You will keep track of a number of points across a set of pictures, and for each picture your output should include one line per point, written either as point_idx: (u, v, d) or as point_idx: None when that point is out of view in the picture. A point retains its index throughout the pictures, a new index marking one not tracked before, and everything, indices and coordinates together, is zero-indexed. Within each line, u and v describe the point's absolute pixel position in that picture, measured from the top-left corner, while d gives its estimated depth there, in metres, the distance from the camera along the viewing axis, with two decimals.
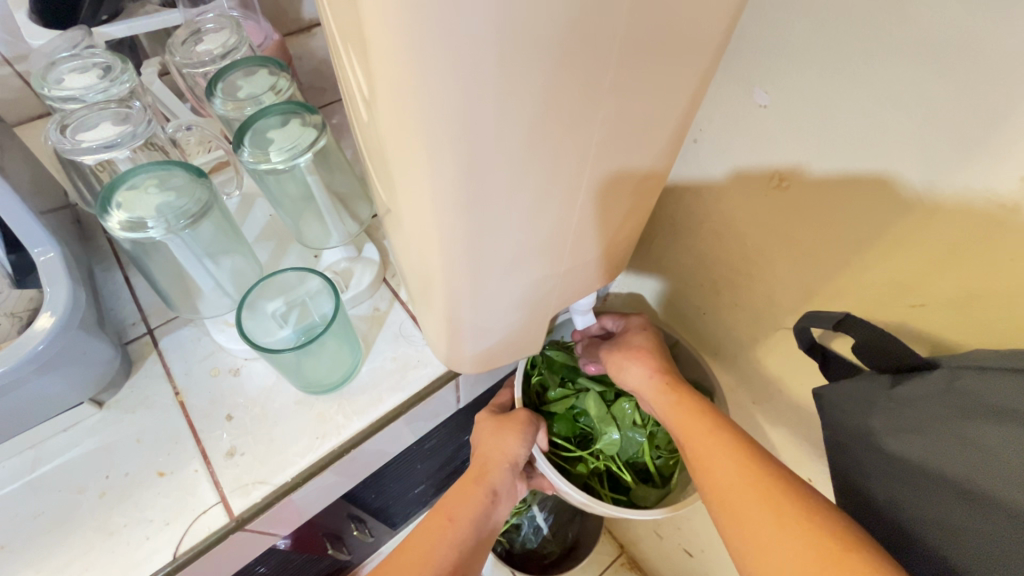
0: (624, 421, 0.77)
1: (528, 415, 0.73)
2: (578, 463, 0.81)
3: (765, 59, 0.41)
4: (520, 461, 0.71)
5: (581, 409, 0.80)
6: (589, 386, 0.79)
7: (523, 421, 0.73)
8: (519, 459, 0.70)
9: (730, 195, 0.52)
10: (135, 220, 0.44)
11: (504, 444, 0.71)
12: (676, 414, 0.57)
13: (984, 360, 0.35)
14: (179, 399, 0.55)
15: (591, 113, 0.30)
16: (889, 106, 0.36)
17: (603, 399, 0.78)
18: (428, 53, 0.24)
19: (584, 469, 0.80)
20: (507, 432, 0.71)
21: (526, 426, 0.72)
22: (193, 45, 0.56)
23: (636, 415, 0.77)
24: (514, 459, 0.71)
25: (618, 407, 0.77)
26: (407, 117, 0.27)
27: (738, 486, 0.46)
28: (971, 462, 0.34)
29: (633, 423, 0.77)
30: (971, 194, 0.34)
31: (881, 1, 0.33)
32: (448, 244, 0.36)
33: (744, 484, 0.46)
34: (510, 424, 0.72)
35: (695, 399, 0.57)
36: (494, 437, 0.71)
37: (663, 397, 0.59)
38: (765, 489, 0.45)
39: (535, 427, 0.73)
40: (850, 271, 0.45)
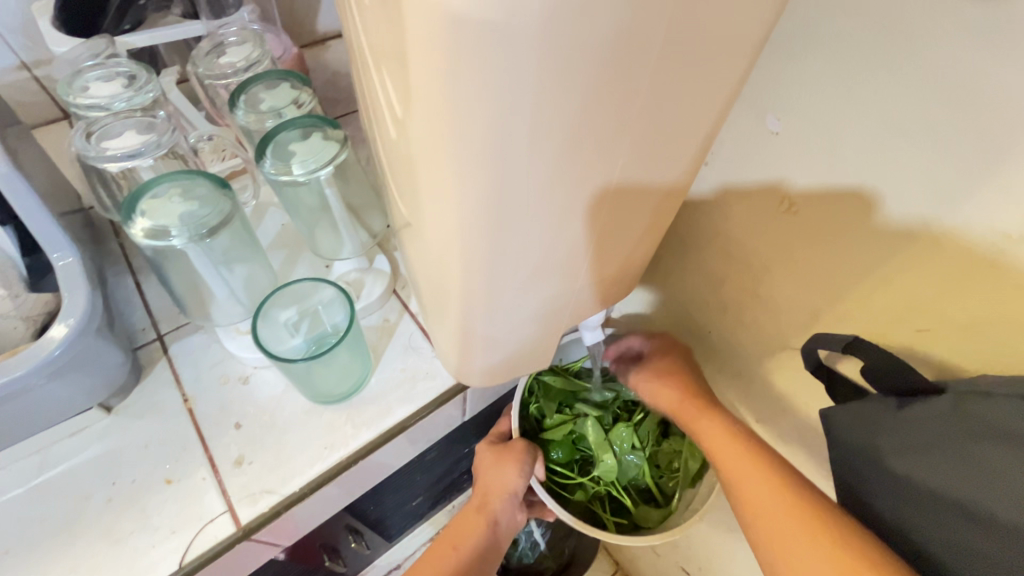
0: (621, 445, 0.78)
1: (524, 445, 0.72)
2: (579, 489, 0.81)
3: (779, 88, 0.42)
4: (521, 492, 0.71)
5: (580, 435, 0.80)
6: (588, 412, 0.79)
7: (522, 450, 0.72)
8: (518, 491, 0.71)
9: (740, 216, 0.53)
10: (159, 228, 0.45)
11: (504, 474, 0.71)
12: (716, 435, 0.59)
13: (991, 386, 0.36)
14: (188, 406, 0.55)
15: (616, 137, 0.31)
16: (899, 138, 0.37)
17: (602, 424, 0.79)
18: (464, 79, 0.25)
19: (583, 495, 0.80)
20: (507, 463, 0.71)
21: (523, 456, 0.72)
22: (215, 57, 0.57)
23: (634, 438, 0.78)
24: (514, 490, 0.71)
25: (616, 432, 0.78)
26: (440, 137, 0.28)
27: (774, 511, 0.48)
28: (980, 484, 0.35)
29: (631, 447, 0.78)
30: (979, 223, 0.35)
31: (892, 38, 0.34)
32: (470, 260, 0.37)
33: (777, 508, 0.48)
34: (509, 455, 0.71)
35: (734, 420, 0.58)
36: (494, 467, 0.72)
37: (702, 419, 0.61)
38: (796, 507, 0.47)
39: (531, 458, 0.72)
40: (857, 295, 0.46)
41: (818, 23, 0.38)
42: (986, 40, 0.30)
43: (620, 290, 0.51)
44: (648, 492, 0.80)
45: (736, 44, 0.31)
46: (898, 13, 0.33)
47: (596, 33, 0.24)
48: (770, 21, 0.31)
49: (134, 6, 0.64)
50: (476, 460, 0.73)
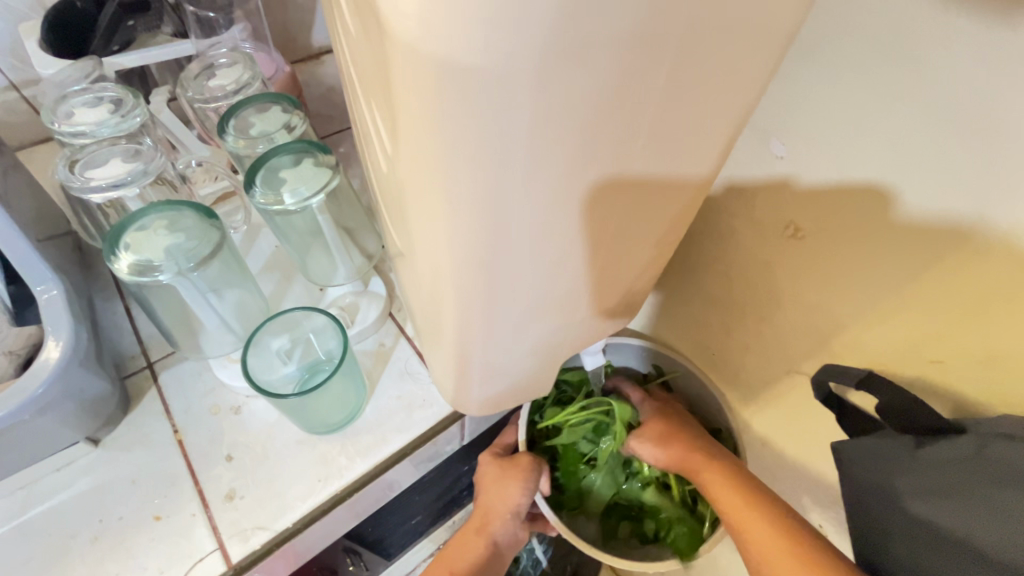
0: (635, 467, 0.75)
1: (529, 461, 0.70)
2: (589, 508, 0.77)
3: (783, 113, 0.41)
4: (522, 510, 0.69)
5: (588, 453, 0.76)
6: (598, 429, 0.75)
7: (525, 467, 0.69)
8: (521, 509, 0.69)
9: (743, 240, 0.51)
10: (143, 263, 0.43)
11: (506, 492, 0.68)
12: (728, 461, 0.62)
13: (1015, 429, 0.35)
14: (178, 437, 0.54)
15: (616, 172, 0.30)
16: (909, 168, 0.35)
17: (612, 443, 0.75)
18: (454, 121, 0.23)
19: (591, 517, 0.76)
20: (511, 480, 0.68)
21: (528, 473, 0.69)
22: (204, 79, 0.56)
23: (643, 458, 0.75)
24: (516, 508, 0.69)
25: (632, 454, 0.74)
26: (431, 177, 0.26)
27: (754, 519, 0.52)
28: (1001, 530, 0.33)
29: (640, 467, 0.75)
30: (992, 256, 0.34)
31: (901, 67, 0.33)
32: (465, 296, 0.35)
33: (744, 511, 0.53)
34: (511, 472, 0.69)
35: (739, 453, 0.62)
36: (496, 484, 0.69)
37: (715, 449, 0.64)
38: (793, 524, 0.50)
39: (537, 475, 0.69)
40: (866, 323, 0.44)
41: (824, 51, 0.36)
42: (1003, 72, 0.29)
43: (622, 318, 0.50)
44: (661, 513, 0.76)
45: (740, 87, 0.29)
46: (909, 44, 0.32)
47: (594, 76, 0.23)
48: (776, 60, 0.29)
49: (122, 27, 0.62)
50: (478, 475, 0.70)
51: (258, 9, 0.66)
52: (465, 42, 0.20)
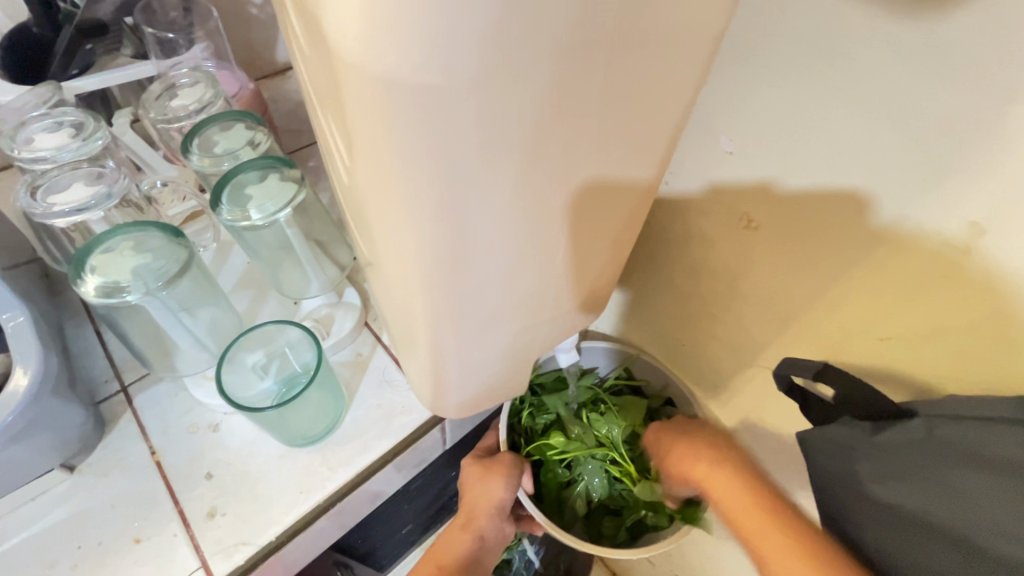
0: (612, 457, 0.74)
1: (512, 459, 0.70)
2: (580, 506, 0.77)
3: (728, 112, 0.43)
4: (508, 505, 0.69)
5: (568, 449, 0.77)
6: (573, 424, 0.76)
7: (509, 464, 0.70)
8: (507, 504, 0.69)
9: (702, 233, 0.53)
10: (110, 285, 0.44)
11: (490, 489, 0.69)
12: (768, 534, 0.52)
13: (956, 409, 0.37)
14: (156, 459, 0.54)
15: (567, 172, 0.31)
16: (844, 157, 0.37)
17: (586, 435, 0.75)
18: (404, 134, 0.25)
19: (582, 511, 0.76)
20: (494, 477, 0.69)
21: (511, 471, 0.70)
22: (167, 100, 0.56)
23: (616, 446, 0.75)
24: (501, 503, 0.69)
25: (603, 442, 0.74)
26: (387, 186, 0.28)
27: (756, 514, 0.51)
28: (954, 507, 0.36)
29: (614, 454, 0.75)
30: (926, 234, 0.36)
31: (829, 64, 0.35)
32: (432, 301, 0.36)
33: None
34: (494, 469, 0.69)
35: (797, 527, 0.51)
36: (479, 482, 0.69)
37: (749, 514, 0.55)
38: None
39: (519, 472, 0.70)
40: (820, 307, 0.46)
41: (759, 52, 0.38)
42: (919, 65, 0.31)
43: (591, 314, 0.51)
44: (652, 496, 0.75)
45: (674, 92, 0.31)
46: (836, 42, 0.34)
47: (530, 88, 0.25)
48: (710, 61, 0.31)
49: (81, 51, 0.62)
50: (462, 475, 0.71)
51: (218, 27, 0.66)
52: (405, 59, 0.21)
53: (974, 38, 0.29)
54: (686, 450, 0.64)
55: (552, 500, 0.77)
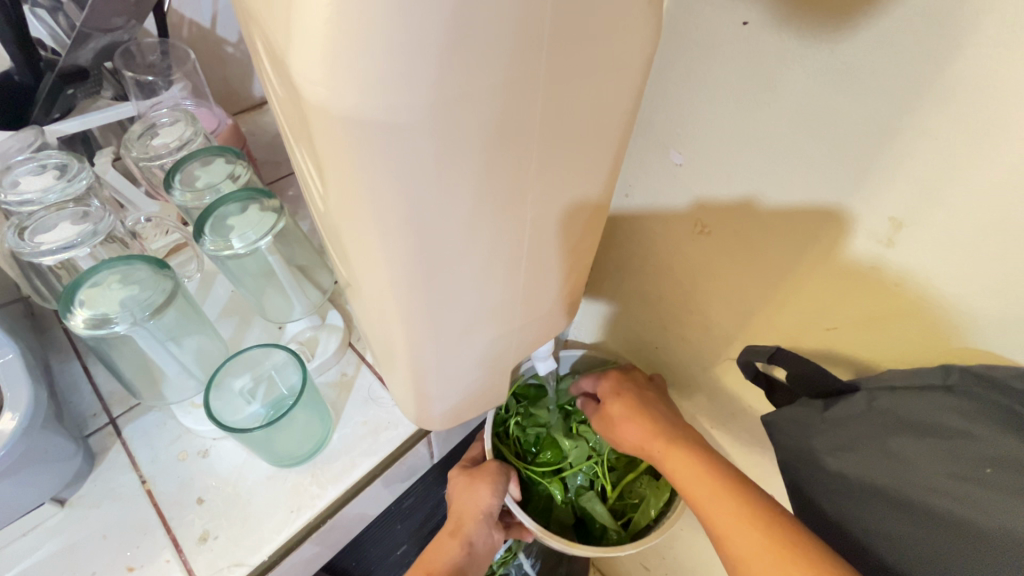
0: (603, 462, 0.79)
1: (496, 466, 0.73)
2: (567, 514, 0.80)
3: (673, 128, 0.46)
4: (495, 512, 0.71)
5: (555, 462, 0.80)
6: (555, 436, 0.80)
7: (494, 471, 0.72)
8: (494, 510, 0.70)
9: (663, 241, 0.56)
10: (99, 317, 0.45)
11: (476, 497, 0.70)
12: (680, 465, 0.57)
13: (894, 380, 0.41)
14: (146, 487, 0.55)
15: (521, 191, 0.34)
16: (778, 163, 0.41)
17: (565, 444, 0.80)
18: (366, 163, 0.27)
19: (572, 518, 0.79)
20: (481, 482, 0.71)
21: (496, 477, 0.72)
22: (148, 139, 0.59)
23: (593, 448, 0.80)
24: (488, 510, 0.70)
25: (584, 448, 0.79)
26: (356, 210, 0.30)
27: (725, 510, 0.50)
28: (900, 473, 0.39)
29: (591, 457, 0.79)
30: (855, 231, 0.40)
31: (756, 81, 0.38)
32: (406, 316, 0.39)
33: (714, 482, 0.52)
34: (481, 476, 0.71)
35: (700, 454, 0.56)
36: (466, 491, 0.71)
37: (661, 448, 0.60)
38: (759, 524, 0.46)
39: (505, 478, 0.72)
40: (774, 303, 0.50)
41: (695, 74, 0.42)
42: (831, 79, 0.35)
43: (563, 322, 0.54)
44: (638, 501, 0.78)
45: (614, 114, 0.34)
46: (759, 62, 0.37)
47: (480, 120, 0.28)
48: (644, 85, 0.34)
49: (63, 96, 0.63)
50: (449, 485, 0.72)
51: (196, 68, 0.69)
52: (367, 97, 0.24)
53: (870, 57, 0.33)
54: (630, 423, 0.64)
55: (540, 509, 0.79)
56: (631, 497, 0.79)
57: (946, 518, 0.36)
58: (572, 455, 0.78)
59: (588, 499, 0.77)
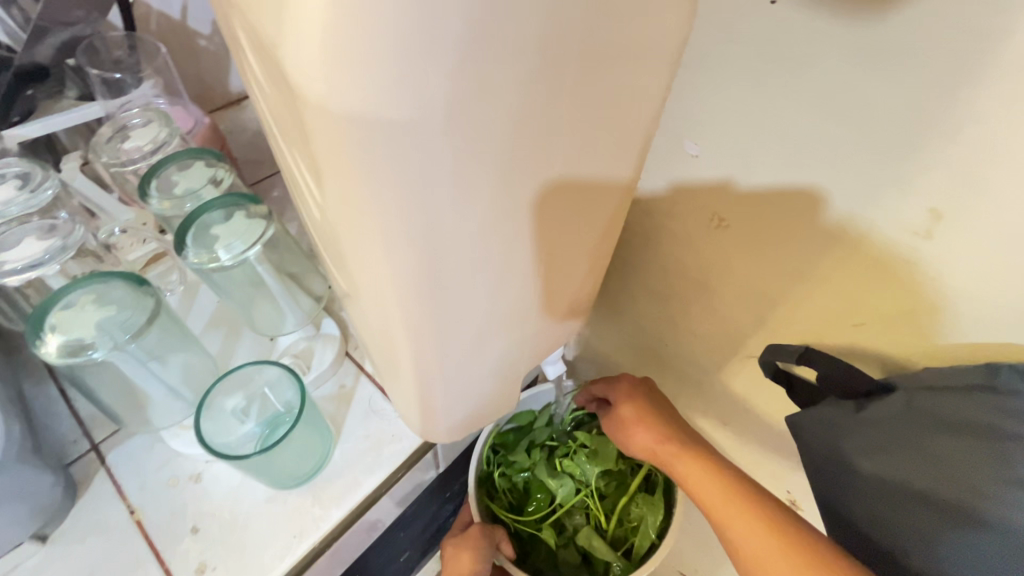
0: (594, 493, 0.75)
1: (480, 529, 0.71)
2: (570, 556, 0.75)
3: (690, 117, 0.43)
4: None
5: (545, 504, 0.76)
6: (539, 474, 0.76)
7: (477, 534, 0.71)
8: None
9: (675, 236, 0.53)
10: (74, 343, 0.42)
11: (462, 564, 0.68)
12: (690, 470, 0.54)
13: (933, 380, 0.39)
14: (135, 518, 0.51)
15: (539, 192, 0.31)
16: (806, 153, 0.39)
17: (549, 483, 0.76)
18: (375, 169, 0.24)
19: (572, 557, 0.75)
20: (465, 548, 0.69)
21: (481, 541, 0.70)
22: (118, 142, 0.54)
23: (579, 479, 0.76)
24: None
25: (572, 482, 0.75)
26: (361, 220, 0.27)
27: (738, 517, 0.48)
28: (938, 476, 0.38)
29: (579, 489, 0.76)
30: (889, 222, 0.38)
31: (784, 65, 0.36)
32: (415, 329, 0.36)
33: (723, 482, 0.50)
34: (465, 543, 0.70)
35: (709, 459, 0.54)
36: (453, 560, 0.69)
37: (670, 454, 0.57)
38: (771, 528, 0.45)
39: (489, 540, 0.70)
40: (796, 298, 0.47)
41: (715, 59, 0.39)
42: (870, 61, 0.32)
43: (575, 325, 0.51)
44: (637, 524, 0.73)
45: (638, 105, 0.31)
46: (788, 45, 0.35)
47: (499, 117, 0.25)
48: (670, 72, 0.31)
49: (21, 97, 0.57)
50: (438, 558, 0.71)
51: (167, 63, 0.64)
52: (375, 93, 0.21)
53: (915, 37, 0.30)
54: (638, 427, 0.60)
55: (541, 556, 0.76)
56: (629, 521, 0.74)
57: (991, 524, 0.35)
58: (560, 494, 0.75)
59: (585, 537, 0.73)
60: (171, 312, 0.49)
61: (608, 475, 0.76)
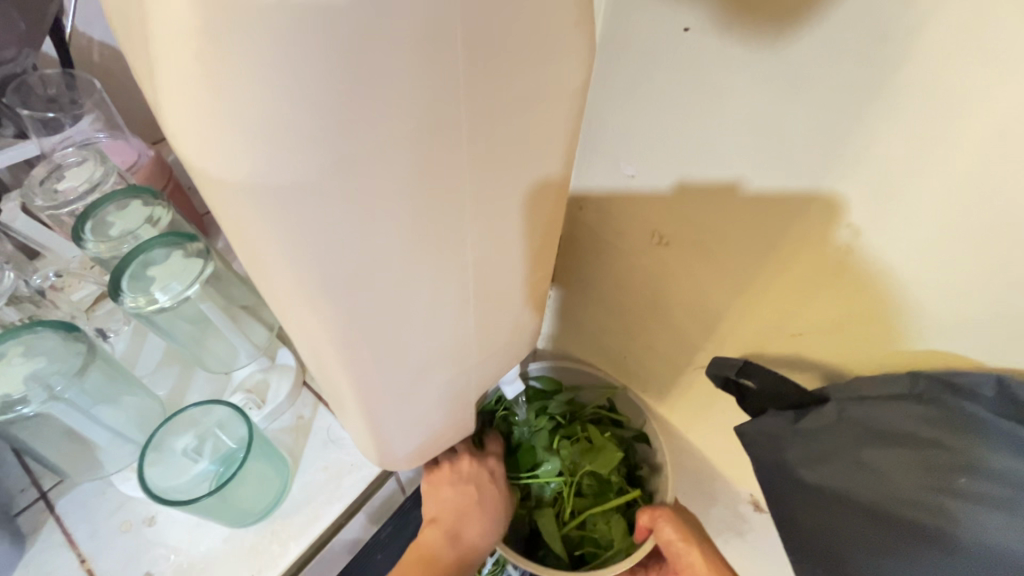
0: (573, 486, 0.70)
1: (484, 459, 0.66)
2: (519, 522, 0.72)
3: (623, 140, 0.44)
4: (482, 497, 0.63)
5: (527, 467, 0.70)
6: (536, 439, 0.71)
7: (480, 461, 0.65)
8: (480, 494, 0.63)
9: (621, 253, 0.54)
10: (1, 401, 0.41)
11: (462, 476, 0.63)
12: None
13: (863, 390, 0.41)
14: (86, 567, 0.50)
15: (462, 232, 0.31)
16: (731, 172, 0.39)
17: (540, 449, 0.71)
18: (277, 224, 0.24)
19: (521, 525, 0.71)
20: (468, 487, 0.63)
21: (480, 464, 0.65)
22: (53, 183, 0.53)
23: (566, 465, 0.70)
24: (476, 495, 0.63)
25: (559, 463, 0.70)
26: (275, 271, 0.27)
27: None
28: (874, 484, 0.40)
29: (558, 474, 0.70)
30: (815, 236, 0.39)
31: (702, 89, 0.36)
32: (349, 368, 0.35)
33: None
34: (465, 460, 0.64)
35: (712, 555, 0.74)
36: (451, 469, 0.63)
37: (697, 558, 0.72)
38: None
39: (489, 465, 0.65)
40: (736, 310, 0.49)
41: (639, 86, 0.39)
42: (779, 83, 0.33)
43: (526, 346, 0.51)
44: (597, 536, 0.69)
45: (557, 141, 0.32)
46: (702, 70, 0.36)
47: (402, 168, 0.25)
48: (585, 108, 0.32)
49: None
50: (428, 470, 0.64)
51: (106, 98, 0.62)
52: (266, 161, 0.21)
53: (816, 62, 0.31)
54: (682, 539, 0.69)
55: None
56: (590, 529, 0.70)
57: (926, 531, 0.37)
58: (542, 468, 0.70)
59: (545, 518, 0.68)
60: (127, 373, 0.51)
61: (593, 475, 0.71)
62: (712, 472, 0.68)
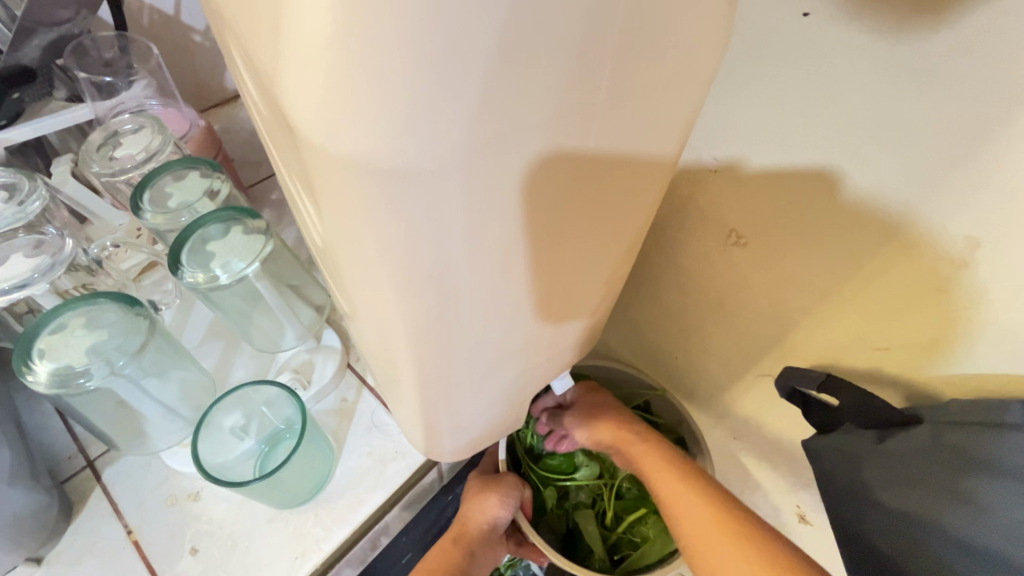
0: (613, 487, 0.70)
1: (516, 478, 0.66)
2: (557, 524, 0.70)
3: (713, 132, 0.41)
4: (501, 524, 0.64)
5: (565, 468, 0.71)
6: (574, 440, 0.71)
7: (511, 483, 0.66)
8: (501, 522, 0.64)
9: (690, 250, 0.51)
10: (64, 372, 0.41)
11: (485, 502, 0.64)
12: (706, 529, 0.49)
13: (958, 415, 0.39)
14: (132, 539, 0.50)
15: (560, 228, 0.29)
16: (836, 173, 0.36)
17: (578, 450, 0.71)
18: (386, 214, 0.22)
19: (558, 526, 0.70)
20: (492, 491, 0.64)
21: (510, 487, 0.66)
22: (110, 150, 0.52)
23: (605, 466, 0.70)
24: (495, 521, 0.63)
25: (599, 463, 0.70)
26: (370, 262, 0.25)
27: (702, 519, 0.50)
28: (962, 513, 0.37)
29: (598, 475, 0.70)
30: (925, 248, 0.36)
31: (820, 81, 0.33)
32: (421, 361, 0.34)
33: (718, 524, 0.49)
34: (495, 486, 0.65)
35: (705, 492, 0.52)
36: (479, 493, 0.65)
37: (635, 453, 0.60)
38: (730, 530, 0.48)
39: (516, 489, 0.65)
40: (815, 317, 0.46)
41: (744, 75, 0.36)
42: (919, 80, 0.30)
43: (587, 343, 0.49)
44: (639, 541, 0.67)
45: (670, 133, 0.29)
46: (823, 62, 0.32)
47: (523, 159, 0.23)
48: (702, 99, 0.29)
49: (7, 100, 0.53)
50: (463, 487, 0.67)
51: (161, 64, 0.61)
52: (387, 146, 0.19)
53: (970, 59, 0.28)
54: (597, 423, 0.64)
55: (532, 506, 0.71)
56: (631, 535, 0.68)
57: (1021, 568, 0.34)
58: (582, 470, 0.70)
59: (583, 519, 0.68)
60: (179, 349, 0.49)
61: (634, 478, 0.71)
62: (758, 480, 0.66)
